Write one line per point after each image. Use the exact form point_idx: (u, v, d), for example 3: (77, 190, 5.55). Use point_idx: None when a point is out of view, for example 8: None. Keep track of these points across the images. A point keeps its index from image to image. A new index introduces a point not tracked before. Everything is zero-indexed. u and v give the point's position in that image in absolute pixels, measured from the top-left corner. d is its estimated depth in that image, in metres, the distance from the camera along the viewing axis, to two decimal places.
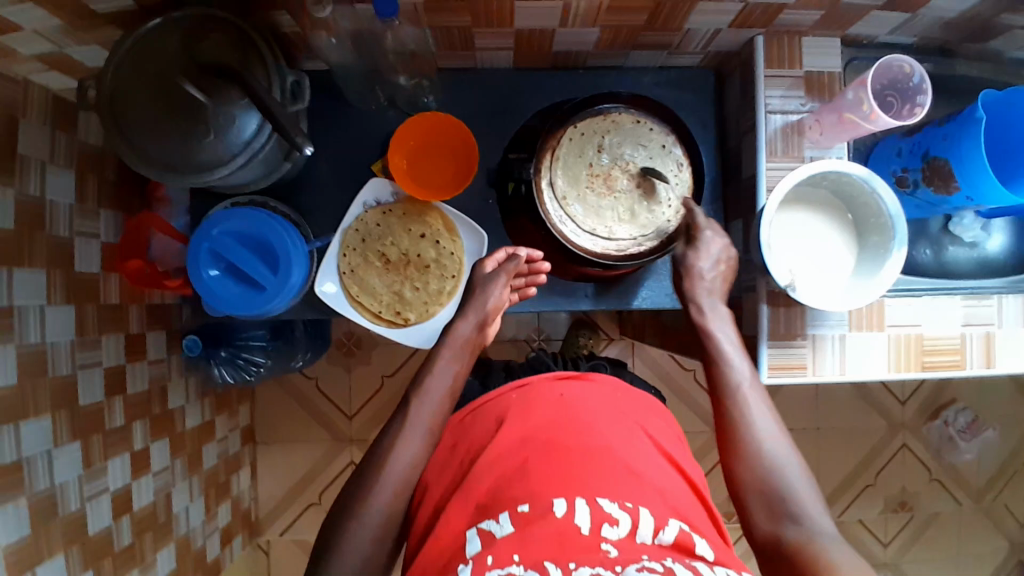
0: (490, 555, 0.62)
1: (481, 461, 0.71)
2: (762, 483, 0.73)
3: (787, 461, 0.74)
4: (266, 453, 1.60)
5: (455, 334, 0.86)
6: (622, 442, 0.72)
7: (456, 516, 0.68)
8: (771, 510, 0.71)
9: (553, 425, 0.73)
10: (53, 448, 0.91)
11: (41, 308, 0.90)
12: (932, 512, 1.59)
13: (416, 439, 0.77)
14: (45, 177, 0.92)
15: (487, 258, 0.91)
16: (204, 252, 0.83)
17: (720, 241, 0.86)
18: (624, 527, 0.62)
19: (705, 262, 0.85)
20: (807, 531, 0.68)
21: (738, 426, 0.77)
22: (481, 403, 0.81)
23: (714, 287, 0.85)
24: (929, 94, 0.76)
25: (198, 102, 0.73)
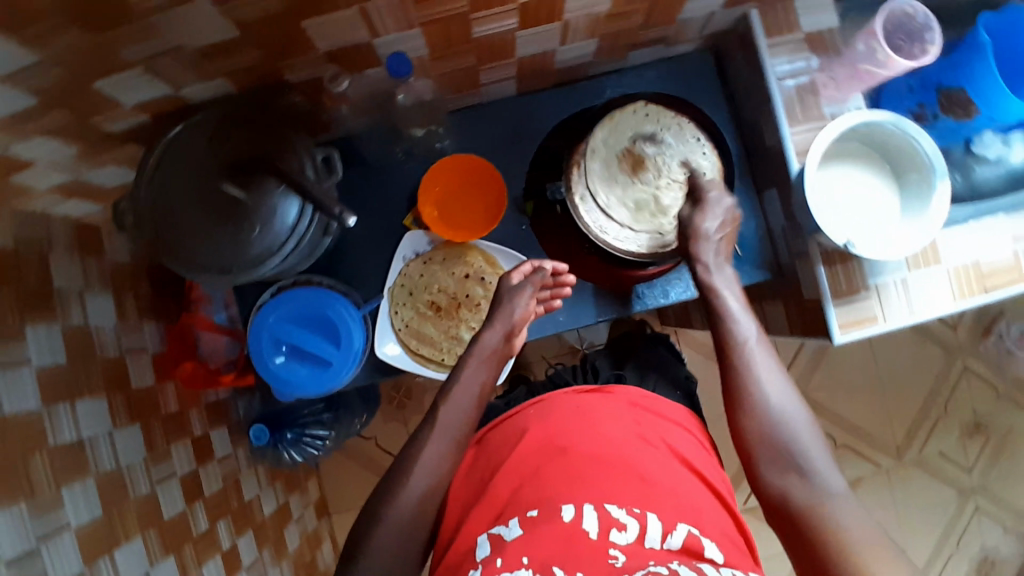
0: (499, 558, 0.64)
1: (500, 474, 0.75)
2: (768, 436, 0.75)
3: (798, 421, 0.76)
4: (342, 522, 1.59)
5: (482, 345, 0.86)
6: (641, 446, 0.75)
7: (474, 527, 0.71)
8: (779, 457, 0.74)
9: (563, 431, 0.77)
10: (150, 569, 0.90)
11: (109, 434, 0.90)
12: (1008, 428, 1.58)
13: (447, 442, 0.79)
14: (86, 304, 0.92)
15: (512, 271, 0.90)
16: (266, 341, 0.84)
17: (724, 202, 0.85)
18: (632, 533, 0.65)
19: (712, 222, 0.83)
20: (812, 489, 0.71)
21: (747, 386, 0.78)
22: (502, 421, 0.84)
23: (720, 252, 0.85)
24: (937, 29, 0.78)
25: (238, 199, 0.74)
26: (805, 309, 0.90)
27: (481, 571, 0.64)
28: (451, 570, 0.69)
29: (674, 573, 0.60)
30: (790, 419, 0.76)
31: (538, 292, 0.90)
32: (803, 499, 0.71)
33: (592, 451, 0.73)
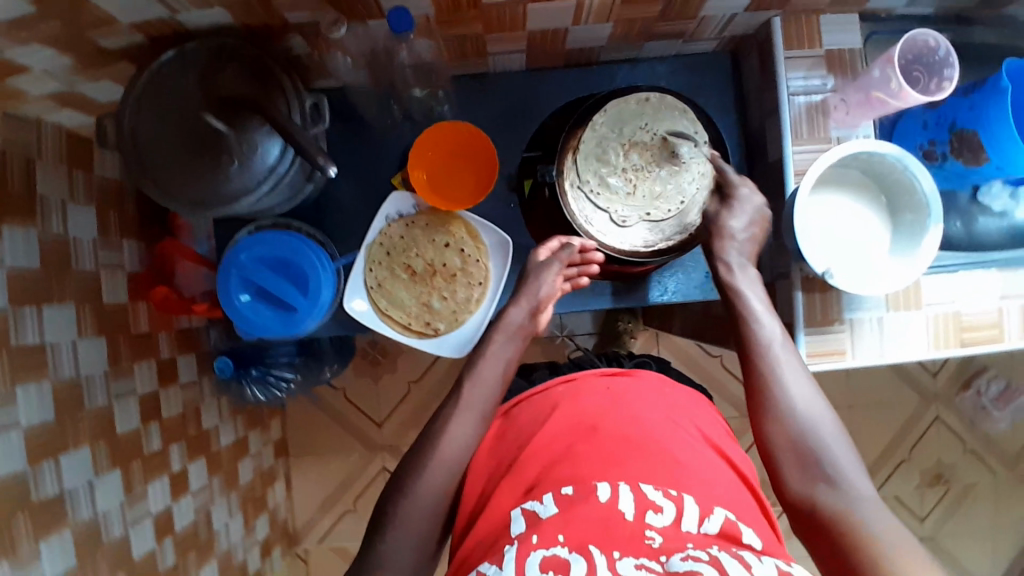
0: (535, 535, 0.59)
1: (527, 455, 0.71)
2: (794, 442, 0.71)
3: (823, 418, 0.72)
4: (299, 465, 1.61)
5: (508, 320, 0.87)
6: (673, 432, 0.72)
7: (503, 503, 0.67)
8: (802, 461, 0.70)
9: (597, 411, 0.74)
10: (94, 477, 0.91)
11: (73, 343, 0.90)
12: (969, 483, 1.57)
13: (472, 417, 0.79)
14: (67, 214, 0.92)
15: (540, 247, 0.91)
16: (233, 278, 0.83)
17: (750, 203, 0.86)
18: (669, 516, 0.60)
19: (738, 222, 0.85)
20: (844, 497, 0.66)
21: (769, 384, 0.75)
22: (528, 398, 0.81)
23: (744, 248, 0.85)
24: (956, 67, 0.74)
25: (221, 133, 0.73)
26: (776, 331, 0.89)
27: (515, 549, 0.58)
28: (475, 556, 0.63)
29: (715, 558, 0.53)
30: (818, 424, 0.71)
31: (566, 269, 0.89)
32: (830, 505, 0.66)
33: (622, 433, 0.70)
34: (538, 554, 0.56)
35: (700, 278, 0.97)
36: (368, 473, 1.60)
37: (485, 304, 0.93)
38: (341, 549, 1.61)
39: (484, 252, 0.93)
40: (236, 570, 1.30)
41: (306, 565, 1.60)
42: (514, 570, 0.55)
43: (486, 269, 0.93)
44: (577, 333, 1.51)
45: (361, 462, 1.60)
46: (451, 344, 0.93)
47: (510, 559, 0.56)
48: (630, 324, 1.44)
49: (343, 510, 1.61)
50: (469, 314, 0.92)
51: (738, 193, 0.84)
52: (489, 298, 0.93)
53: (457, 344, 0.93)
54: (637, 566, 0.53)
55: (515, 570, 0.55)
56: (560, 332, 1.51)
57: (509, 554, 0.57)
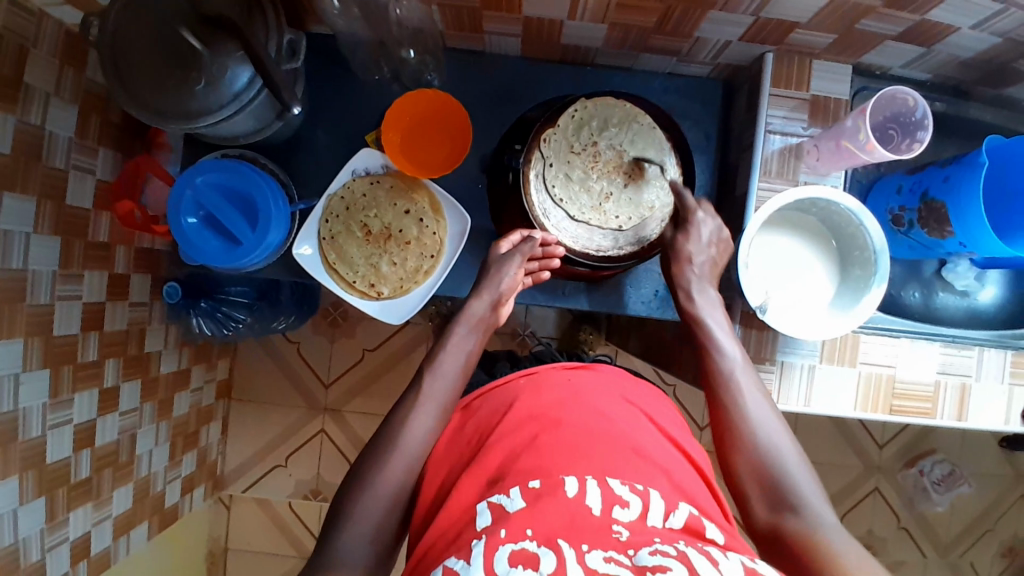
0: (502, 528, 0.58)
1: (491, 441, 0.69)
2: (758, 475, 0.71)
3: (788, 449, 0.72)
4: (239, 410, 1.60)
5: (470, 312, 0.85)
6: (636, 430, 0.71)
7: (466, 494, 0.65)
8: (772, 498, 0.69)
9: (560, 403, 0.72)
10: (21, 371, 0.89)
11: (26, 236, 0.88)
12: (896, 560, 1.56)
13: (432, 410, 0.77)
14: (48, 108, 0.89)
15: (502, 240, 0.88)
16: (185, 199, 0.83)
17: (711, 223, 0.85)
18: (635, 510, 0.60)
19: (694, 246, 0.84)
20: (809, 523, 0.65)
21: (729, 390, 0.77)
22: (491, 388, 0.79)
23: (703, 272, 0.84)
24: (929, 130, 0.76)
25: (194, 49, 0.73)
26: None
27: (482, 543, 0.56)
28: (441, 547, 0.61)
29: (683, 553, 0.54)
30: (781, 454, 0.72)
31: (527, 263, 0.88)
32: (798, 529, 0.65)
33: (585, 425, 0.69)
34: (506, 548, 0.55)
35: (649, 294, 0.97)
36: (306, 431, 1.60)
37: (432, 278, 0.93)
38: (265, 502, 1.59)
39: (442, 227, 0.93)
40: (153, 499, 1.28)
41: (227, 511, 1.59)
42: (484, 567, 0.54)
43: (441, 243, 0.93)
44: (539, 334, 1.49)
45: (302, 419, 1.60)
46: (390, 312, 0.92)
47: (477, 555, 0.55)
48: (591, 335, 1.43)
49: (275, 463, 1.60)
50: (414, 285, 0.92)
51: (696, 217, 0.84)
52: (437, 273, 0.93)
53: (395, 312, 0.92)
54: (606, 561, 0.54)
55: (484, 567, 0.54)
56: (522, 331, 1.48)
57: (477, 549, 0.56)
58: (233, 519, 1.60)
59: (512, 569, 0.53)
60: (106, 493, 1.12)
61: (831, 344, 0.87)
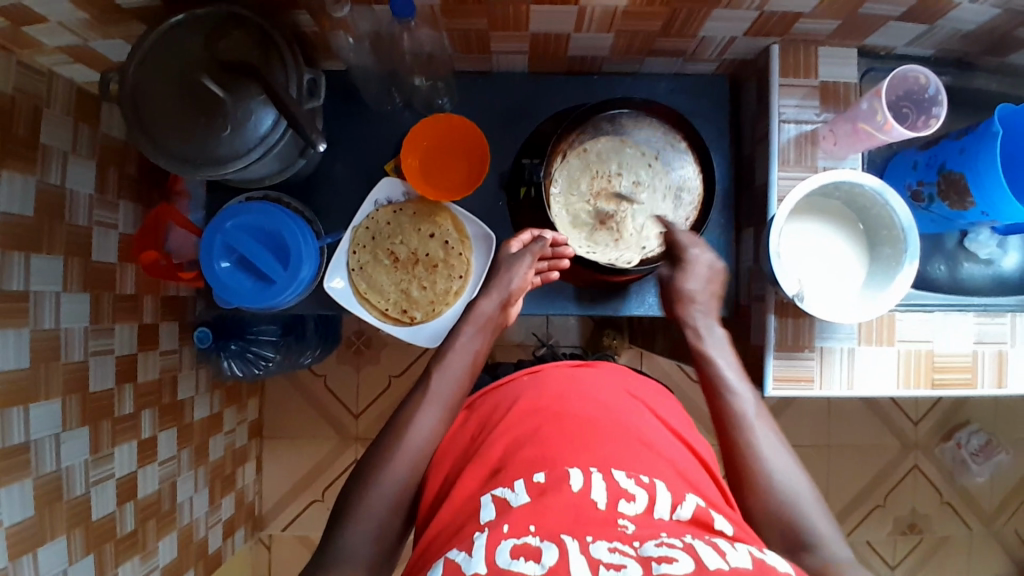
0: (506, 523, 0.57)
1: (493, 436, 0.71)
2: (773, 517, 0.68)
3: (802, 488, 0.70)
4: (271, 448, 1.60)
5: (478, 312, 0.87)
6: (639, 420, 0.73)
7: (469, 489, 0.66)
8: (788, 539, 0.66)
9: (564, 400, 0.73)
10: (61, 431, 0.90)
11: (57, 295, 0.89)
12: (942, 535, 1.55)
13: (437, 411, 0.77)
14: (66, 166, 0.91)
15: (512, 240, 0.91)
16: (216, 244, 0.84)
17: (706, 258, 0.89)
18: (641, 504, 0.60)
19: (693, 282, 0.88)
20: (824, 559, 0.63)
21: (739, 425, 0.76)
22: (494, 387, 0.81)
23: (708, 308, 0.88)
24: (944, 105, 0.78)
25: (217, 97, 0.75)
26: (747, 353, 0.91)
27: (485, 537, 0.56)
28: (442, 540, 0.61)
29: (689, 545, 0.53)
30: (795, 492, 0.69)
31: (536, 263, 0.90)
32: (816, 566, 0.62)
33: (589, 416, 0.70)
34: (509, 542, 0.54)
35: None
36: (339, 463, 1.60)
37: (463, 298, 0.94)
38: (305, 538, 1.59)
39: (467, 247, 0.94)
40: (196, 546, 1.28)
41: (268, 551, 1.59)
42: (485, 559, 0.52)
43: (467, 264, 0.94)
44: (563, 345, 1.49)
45: (334, 451, 1.60)
46: (424, 334, 0.93)
47: (478, 547, 0.54)
48: (614, 340, 1.43)
49: (311, 498, 1.60)
50: (446, 306, 0.93)
51: (690, 252, 0.88)
52: (467, 292, 0.94)
53: (431, 334, 0.93)
54: (611, 550, 0.53)
55: (485, 560, 0.52)
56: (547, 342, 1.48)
57: (479, 542, 0.55)
58: (274, 559, 1.59)
59: (514, 561, 0.52)
60: (151, 544, 1.12)
61: (867, 325, 0.87)
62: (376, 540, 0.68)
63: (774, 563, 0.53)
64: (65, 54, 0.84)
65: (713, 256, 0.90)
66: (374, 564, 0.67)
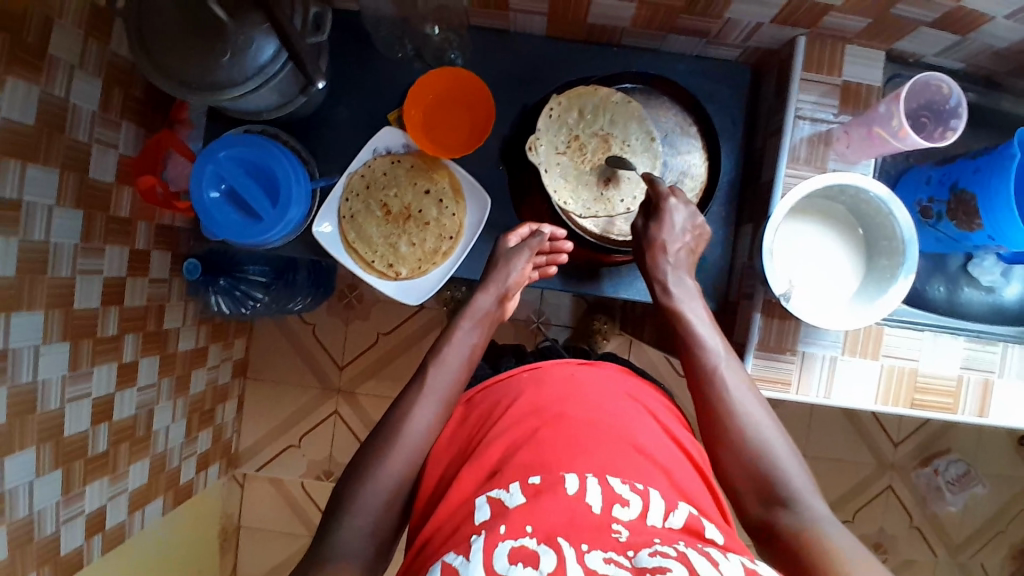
0: (502, 524, 0.56)
1: (491, 435, 0.69)
2: (749, 471, 0.70)
3: (776, 442, 0.72)
4: (253, 390, 1.61)
5: (475, 306, 0.85)
6: (636, 423, 0.70)
7: (465, 487, 0.65)
8: (762, 493, 0.69)
9: (562, 398, 0.71)
10: (41, 343, 0.90)
11: (49, 208, 0.88)
12: (906, 559, 1.55)
13: (433, 404, 0.76)
14: (72, 80, 0.89)
15: (510, 232, 0.89)
16: (207, 173, 0.83)
17: (684, 211, 0.85)
18: (635, 509, 0.59)
19: (670, 235, 0.84)
20: (799, 517, 0.65)
21: (714, 382, 0.76)
22: (493, 382, 0.79)
23: (680, 263, 0.85)
24: (963, 119, 0.74)
25: (220, 20, 0.73)
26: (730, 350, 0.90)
27: (481, 539, 0.55)
28: (438, 540, 0.61)
29: (683, 553, 0.53)
30: (769, 446, 0.71)
31: (534, 257, 0.89)
32: (791, 524, 0.65)
33: (589, 419, 0.69)
34: (506, 545, 0.54)
35: None
36: (319, 412, 1.61)
37: (451, 260, 0.92)
38: (278, 481, 1.61)
39: (462, 209, 0.93)
40: (168, 475, 1.30)
41: (241, 489, 1.61)
42: (483, 564, 0.52)
43: (459, 225, 0.93)
44: (552, 322, 1.48)
45: (315, 400, 1.61)
46: (410, 293, 0.92)
47: (476, 551, 0.54)
48: (605, 325, 1.43)
49: (287, 443, 1.61)
50: (433, 266, 0.92)
51: (668, 205, 0.84)
52: (456, 255, 0.92)
53: (418, 294, 0.92)
54: (606, 561, 0.53)
55: (483, 564, 0.52)
56: (537, 318, 1.47)
57: (475, 545, 0.55)
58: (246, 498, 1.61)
59: (512, 566, 0.52)
60: (122, 467, 1.13)
61: (853, 336, 0.86)
62: None
63: (766, 572, 0.53)
64: None
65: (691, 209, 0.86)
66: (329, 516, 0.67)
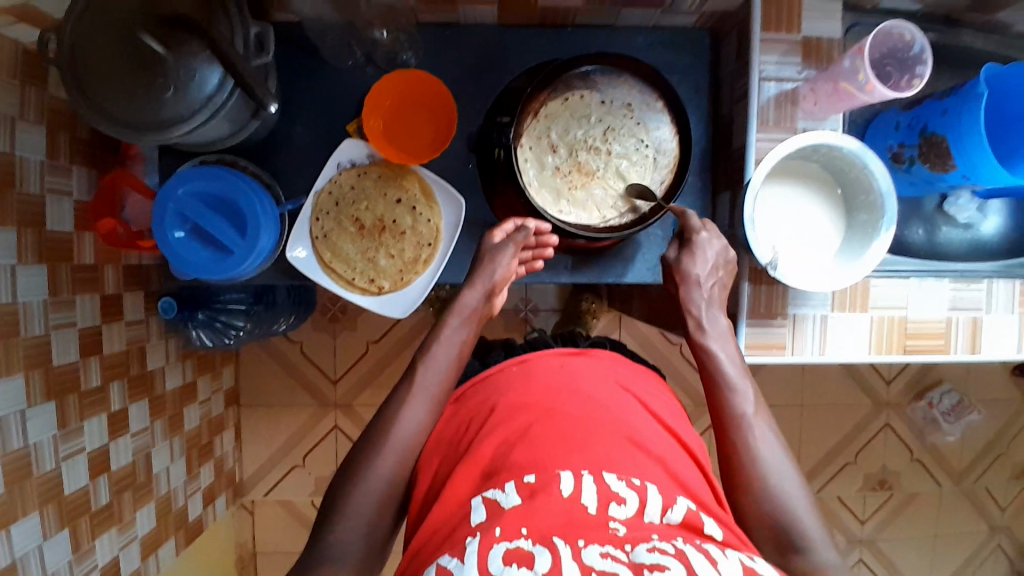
0: (497, 526, 0.56)
1: (484, 432, 0.68)
2: (771, 518, 0.68)
3: (802, 497, 0.69)
4: (249, 416, 1.59)
5: (462, 304, 0.83)
6: (630, 415, 0.70)
7: (461, 487, 0.64)
8: (779, 542, 0.67)
9: (555, 392, 0.70)
10: (26, 407, 0.87)
11: (11, 268, 0.84)
12: (911, 491, 1.59)
13: (424, 403, 0.75)
14: (15, 133, 0.85)
15: (496, 229, 0.86)
16: (168, 213, 0.80)
17: (716, 245, 0.82)
18: (632, 507, 0.59)
19: (703, 269, 0.81)
20: (817, 572, 0.65)
21: (741, 431, 0.72)
22: (482, 377, 0.78)
23: (712, 297, 0.81)
24: (929, 64, 0.75)
25: (157, 55, 0.69)
26: (722, 320, 0.90)
27: (477, 541, 0.55)
28: (434, 545, 0.61)
29: (681, 550, 0.54)
30: (796, 504, 0.68)
31: (521, 253, 0.87)
32: (805, 574, 0.65)
33: (583, 413, 0.67)
34: (501, 547, 0.54)
35: (652, 261, 0.96)
36: (319, 430, 1.59)
37: (433, 266, 0.91)
38: (288, 503, 1.60)
39: (436, 214, 0.91)
40: (176, 515, 1.27)
41: (251, 517, 1.59)
42: (478, 565, 0.53)
43: (436, 231, 0.91)
44: (541, 309, 1.47)
45: (313, 418, 1.59)
46: (395, 305, 0.91)
47: (471, 553, 0.54)
48: (594, 304, 1.39)
49: (292, 464, 1.59)
50: (416, 275, 0.90)
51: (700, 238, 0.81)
52: (437, 261, 0.91)
53: (403, 305, 0.91)
54: (603, 556, 0.53)
55: (478, 565, 0.53)
56: (525, 307, 1.46)
57: (471, 547, 0.55)
58: (258, 524, 1.60)
59: (507, 567, 0.52)
60: (128, 515, 1.11)
61: (841, 293, 0.86)
62: (351, 518, 0.68)
63: (764, 570, 0.54)
64: None
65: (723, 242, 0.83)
66: (346, 547, 0.66)
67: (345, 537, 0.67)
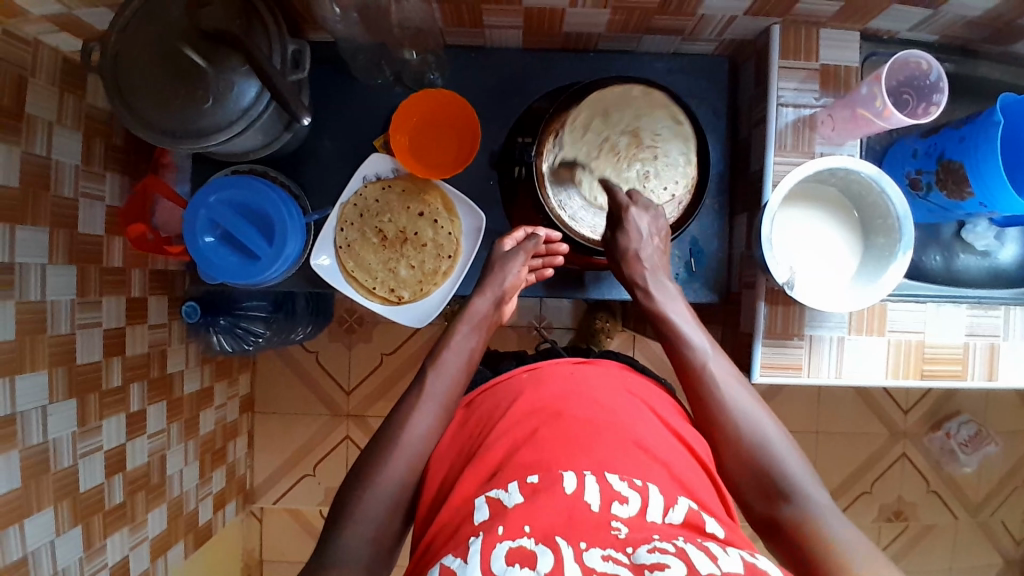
0: (500, 524, 0.57)
1: (493, 435, 0.69)
2: (751, 467, 0.71)
3: (775, 438, 0.72)
4: (262, 423, 1.60)
5: (473, 310, 0.85)
6: (636, 419, 0.70)
7: (467, 488, 0.65)
8: (764, 488, 0.69)
9: (564, 397, 0.71)
10: (48, 403, 0.90)
11: (43, 267, 0.88)
12: (927, 524, 1.56)
13: (434, 410, 0.76)
14: (52, 137, 0.88)
15: (505, 237, 0.90)
16: (201, 218, 0.83)
17: (645, 216, 0.85)
18: (634, 506, 0.59)
19: (637, 243, 0.84)
20: (802, 508, 0.66)
21: (705, 385, 0.76)
22: (491, 385, 0.79)
23: (654, 263, 0.85)
24: (945, 93, 0.75)
25: (198, 67, 0.73)
26: (736, 340, 0.91)
27: (480, 541, 0.56)
28: (440, 541, 0.61)
29: (681, 550, 0.54)
30: (771, 448, 0.71)
31: (530, 260, 0.90)
32: (791, 516, 0.66)
33: (587, 416, 0.68)
34: (504, 545, 0.55)
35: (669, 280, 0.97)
36: (330, 439, 1.60)
37: (451, 278, 0.93)
38: (297, 511, 1.60)
39: (457, 227, 0.93)
40: (187, 518, 1.29)
41: (259, 524, 1.60)
42: (480, 565, 0.53)
43: (456, 243, 0.93)
44: (555, 326, 1.48)
45: (326, 427, 1.60)
46: (412, 315, 0.92)
47: (474, 553, 0.55)
48: (608, 323, 1.40)
49: (302, 472, 1.60)
50: (434, 286, 0.92)
51: (628, 216, 0.84)
52: (455, 273, 0.93)
53: (419, 315, 0.92)
54: (604, 559, 0.54)
55: (480, 565, 0.54)
56: (539, 324, 1.47)
57: (474, 547, 0.56)
58: (266, 531, 1.61)
59: (509, 567, 0.53)
60: (140, 516, 1.12)
61: (858, 315, 0.87)
62: (361, 521, 0.69)
63: (766, 567, 0.54)
64: (51, 23, 0.81)
65: (654, 209, 0.87)
66: (353, 551, 0.67)
67: (355, 539, 0.68)
